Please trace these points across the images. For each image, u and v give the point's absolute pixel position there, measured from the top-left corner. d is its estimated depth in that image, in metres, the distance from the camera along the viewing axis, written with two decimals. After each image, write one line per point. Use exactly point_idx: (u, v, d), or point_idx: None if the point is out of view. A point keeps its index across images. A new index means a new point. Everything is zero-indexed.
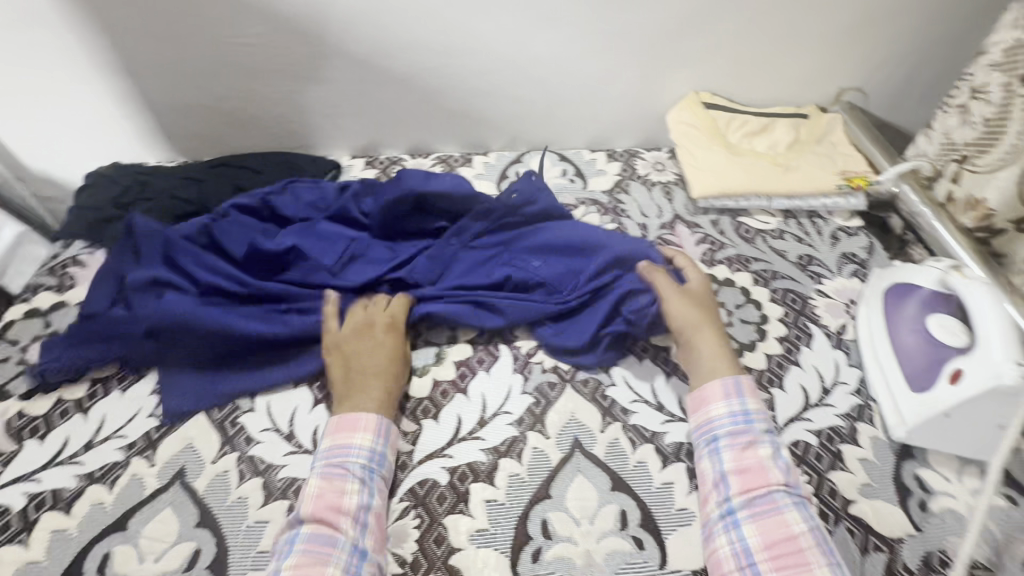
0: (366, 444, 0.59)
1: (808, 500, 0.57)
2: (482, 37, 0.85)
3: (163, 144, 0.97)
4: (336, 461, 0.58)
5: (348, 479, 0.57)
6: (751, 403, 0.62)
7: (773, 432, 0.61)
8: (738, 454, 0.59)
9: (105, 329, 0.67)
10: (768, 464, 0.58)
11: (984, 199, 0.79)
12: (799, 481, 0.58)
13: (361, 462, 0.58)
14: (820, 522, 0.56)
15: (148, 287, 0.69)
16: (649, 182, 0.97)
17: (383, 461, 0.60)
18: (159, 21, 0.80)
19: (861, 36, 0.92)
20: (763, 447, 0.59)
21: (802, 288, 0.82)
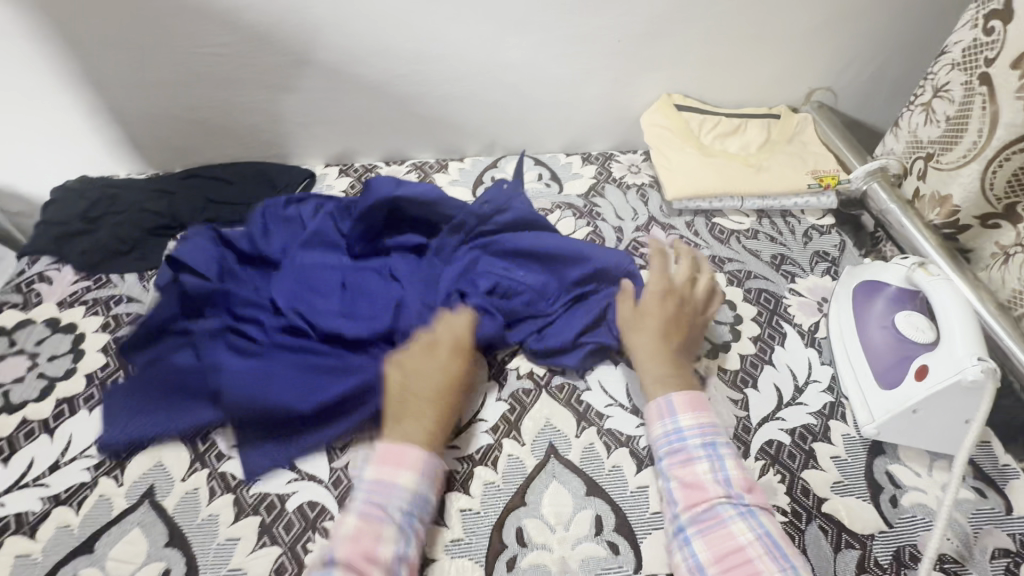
0: (410, 485, 0.56)
1: (759, 508, 0.56)
2: (451, 44, 0.85)
3: (133, 156, 0.96)
4: (377, 501, 0.54)
5: (387, 523, 0.53)
6: (686, 418, 0.61)
7: (715, 442, 0.60)
8: (679, 471, 0.59)
9: (170, 380, 0.65)
10: (708, 478, 0.57)
11: (949, 196, 0.80)
12: (746, 488, 0.57)
13: (402, 505, 0.55)
14: (774, 529, 0.54)
15: (217, 333, 0.68)
16: (624, 185, 0.97)
17: (424, 506, 0.56)
18: (121, 32, 0.79)
19: (828, 36, 0.93)
20: (703, 461, 0.59)
21: (776, 287, 0.83)
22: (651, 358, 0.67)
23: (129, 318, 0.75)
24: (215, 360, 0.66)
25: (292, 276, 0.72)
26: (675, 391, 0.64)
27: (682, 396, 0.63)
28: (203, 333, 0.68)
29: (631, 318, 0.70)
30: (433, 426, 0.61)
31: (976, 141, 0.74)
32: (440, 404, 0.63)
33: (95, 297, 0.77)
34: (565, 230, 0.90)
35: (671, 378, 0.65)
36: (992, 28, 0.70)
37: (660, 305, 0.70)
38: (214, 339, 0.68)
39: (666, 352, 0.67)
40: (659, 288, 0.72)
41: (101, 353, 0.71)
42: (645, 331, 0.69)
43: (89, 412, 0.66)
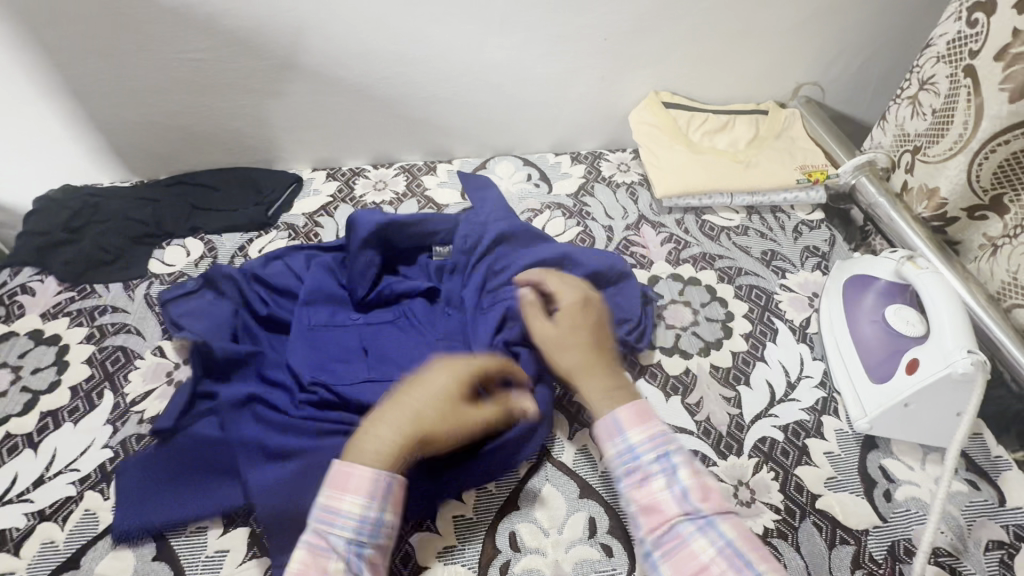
0: (356, 511, 0.50)
1: (724, 515, 0.51)
2: (436, 46, 0.84)
3: (116, 164, 0.95)
4: (323, 531, 0.49)
5: (333, 557, 0.48)
6: (635, 434, 0.55)
7: (668, 453, 0.54)
8: (636, 493, 0.53)
9: (200, 458, 0.60)
10: (665, 496, 0.52)
11: (937, 189, 0.80)
12: (704, 496, 0.52)
13: (348, 535, 0.49)
14: (741, 536, 0.50)
15: (243, 404, 0.62)
16: (614, 183, 0.97)
17: (377, 531, 0.51)
18: (99, 39, 0.77)
19: (814, 31, 0.93)
20: (659, 477, 0.53)
21: (767, 283, 0.83)
22: (586, 375, 0.61)
23: (114, 328, 0.74)
24: (250, 435, 0.60)
25: (310, 340, 0.69)
26: (620, 404, 0.58)
27: (629, 408, 0.57)
28: (228, 403, 0.62)
29: (555, 335, 0.63)
30: (402, 443, 0.54)
31: (961, 134, 0.74)
32: (424, 421, 0.55)
33: (79, 308, 0.76)
34: (555, 231, 0.89)
35: (611, 392, 0.59)
36: (975, 20, 0.70)
37: (579, 316, 0.64)
38: (241, 410, 0.62)
39: (597, 365, 0.61)
40: (575, 297, 0.66)
41: (86, 365, 0.70)
42: (569, 349, 0.62)
43: (75, 425, 0.65)
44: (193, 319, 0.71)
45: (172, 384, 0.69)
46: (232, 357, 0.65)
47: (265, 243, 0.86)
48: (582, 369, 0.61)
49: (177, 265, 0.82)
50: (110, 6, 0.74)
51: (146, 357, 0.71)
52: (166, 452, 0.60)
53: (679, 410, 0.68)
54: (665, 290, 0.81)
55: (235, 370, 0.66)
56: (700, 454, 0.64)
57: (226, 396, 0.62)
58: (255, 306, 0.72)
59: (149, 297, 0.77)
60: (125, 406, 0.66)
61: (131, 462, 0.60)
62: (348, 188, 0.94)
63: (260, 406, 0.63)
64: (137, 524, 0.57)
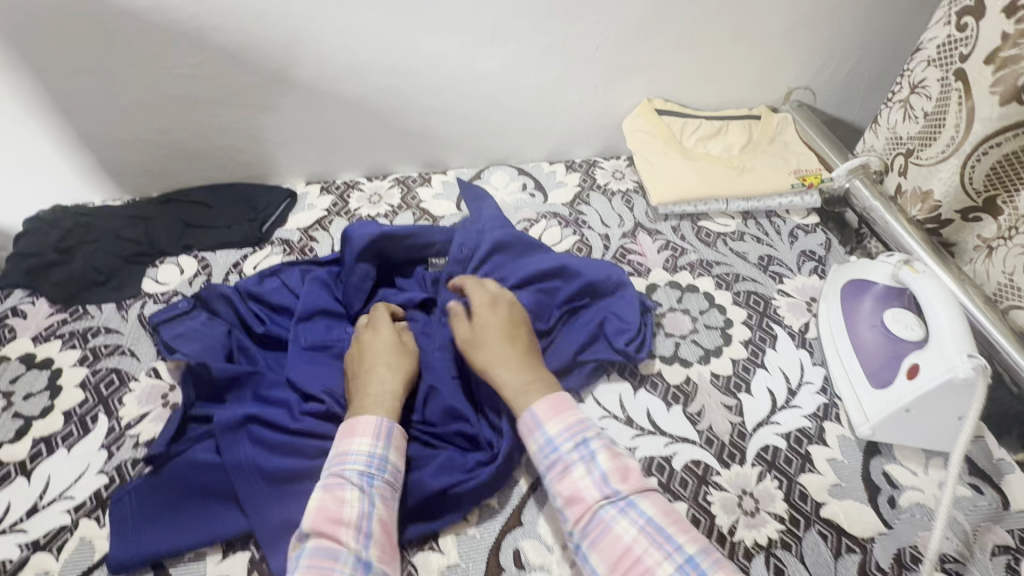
0: (365, 448, 0.57)
1: (641, 493, 0.54)
2: (428, 57, 0.84)
3: (108, 182, 0.94)
4: (337, 470, 0.55)
5: (348, 488, 0.54)
6: (553, 426, 0.58)
7: (586, 440, 0.57)
8: (560, 485, 0.55)
9: (194, 485, 0.59)
10: (585, 483, 0.54)
11: (931, 192, 0.80)
12: (622, 478, 0.54)
13: (359, 468, 0.55)
14: (660, 511, 0.53)
15: (237, 426, 0.60)
16: (609, 191, 0.97)
17: (385, 465, 0.57)
18: (88, 57, 0.77)
19: (804, 36, 0.94)
20: (578, 465, 0.55)
21: (764, 289, 0.83)
22: (503, 373, 0.62)
23: (107, 350, 0.73)
24: (247, 458, 0.59)
25: (307, 357, 0.68)
26: (536, 399, 0.60)
27: (543, 403, 0.59)
28: (223, 427, 0.60)
29: (471, 337, 0.66)
30: (392, 381, 0.63)
31: (954, 136, 0.75)
32: (398, 359, 0.65)
33: (71, 330, 0.75)
34: (551, 240, 0.89)
35: (525, 386, 0.61)
36: (964, 25, 0.71)
37: (492, 314, 0.67)
38: (238, 433, 0.61)
39: (514, 363, 0.63)
40: (487, 299, 0.68)
41: (79, 389, 0.69)
42: (483, 347, 0.64)
43: (68, 451, 0.63)
44: (185, 341, 0.69)
45: (168, 406, 0.68)
46: (228, 380, 0.65)
47: (260, 260, 0.85)
48: (496, 367, 0.63)
49: (171, 284, 0.81)
50: (99, 23, 0.73)
51: (141, 379, 0.70)
52: (161, 479, 0.59)
53: (681, 420, 0.68)
54: (663, 298, 0.81)
55: (231, 390, 0.65)
56: (703, 464, 0.64)
57: (220, 419, 0.60)
58: (251, 325, 0.73)
59: (143, 317, 0.77)
60: (119, 430, 0.65)
61: (125, 491, 0.59)
62: (343, 201, 0.94)
63: (257, 426, 0.61)
64: (129, 555, 0.55)
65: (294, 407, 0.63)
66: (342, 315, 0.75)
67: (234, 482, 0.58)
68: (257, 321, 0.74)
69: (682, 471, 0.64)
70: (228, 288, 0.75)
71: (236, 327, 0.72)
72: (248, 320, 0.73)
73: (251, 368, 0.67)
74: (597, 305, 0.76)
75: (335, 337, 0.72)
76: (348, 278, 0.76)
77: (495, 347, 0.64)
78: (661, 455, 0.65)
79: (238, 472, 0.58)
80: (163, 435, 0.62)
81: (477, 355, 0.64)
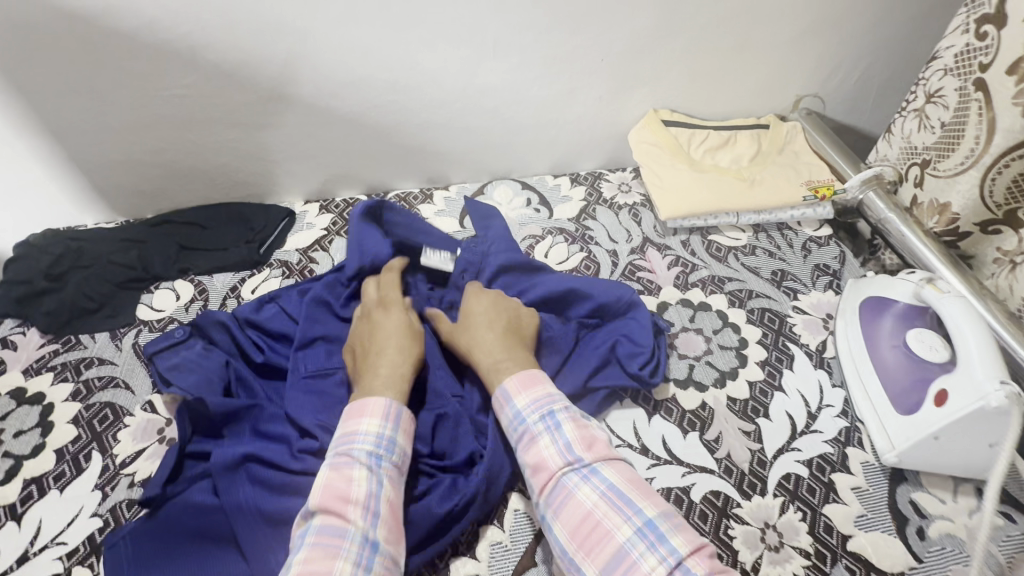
0: (374, 430, 0.55)
1: (605, 462, 0.53)
2: (428, 72, 0.81)
3: (101, 204, 0.91)
4: (344, 449, 0.54)
5: (356, 466, 0.52)
6: (521, 400, 0.58)
7: (552, 411, 0.56)
8: (527, 455, 0.55)
9: (192, 528, 0.56)
10: (550, 452, 0.54)
11: (948, 204, 0.78)
12: (586, 447, 0.54)
13: (367, 448, 0.54)
14: (625, 478, 0.51)
15: (235, 466, 0.58)
16: (616, 206, 0.95)
17: (393, 447, 0.55)
18: (76, 77, 0.74)
19: (814, 43, 0.91)
20: (545, 435, 0.55)
21: (779, 305, 0.80)
22: (481, 354, 0.64)
23: (100, 382, 0.70)
24: (247, 499, 0.56)
25: (307, 388, 0.66)
26: (508, 376, 0.61)
27: (513, 377, 0.60)
28: (220, 467, 0.57)
29: (459, 324, 0.68)
30: (402, 365, 0.62)
31: (973, 148, 0.73)
32: (406, 341, 0.65)
33: (63, 362, 0.72)
34: (558, 257, 0.87)
35: (499, 365, 0.62)
36: (984, 33, 0.69)
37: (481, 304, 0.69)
38: (236, 472, 0.58)
39: (492, 347, 0.64)
40: (480, 293, 0.71)
41: (72, 425, 0.66)
42: (475, 328, 0.66)
43: (60, 493, 0.61)
44: (181, 372, 0.66)
45: (165, 442, 0.65)
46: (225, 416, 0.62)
47: (259, 283, 0.82)
48: (483, 345, 0.64)
49: (166, 310, 0.78)
50: (87, 43, 0.71)
51: (136, 414, 0.67)
52: (156, 524, 0.56)
53: (699, 448, 0.65)
54: (675, 317, 0.79)
55: (230, 425, 0.63)
56: (723, 495, 0.62)
57: (217, 459, 0.58)
58: (250, 354, 0.70)
59: (137, 346, 0.74)
60: (114, 469, 0.63)
61: (120, 535, 0.55)
62: (343, 220, 0.91)
63: (256, 465, 0.59)
64: None
65: (294, 441, 0.61)
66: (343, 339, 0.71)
67: (234, 524, 0.56)
68: (256, 350, 0.71)
69: (701, 504, 0.61)
70: (225, 315, 0.72)
71: (234, 357, 0.70)
72: (245, 347, 0.70)
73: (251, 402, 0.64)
74: (608, 327, 0.73)
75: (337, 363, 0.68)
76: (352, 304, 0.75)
77: (488, 328, 0.66)
78: (679, 486, 0.62)
79: (239, 516, 0.56)
80: (157, 475, 0.59)
81: (467, 334, 0.66)
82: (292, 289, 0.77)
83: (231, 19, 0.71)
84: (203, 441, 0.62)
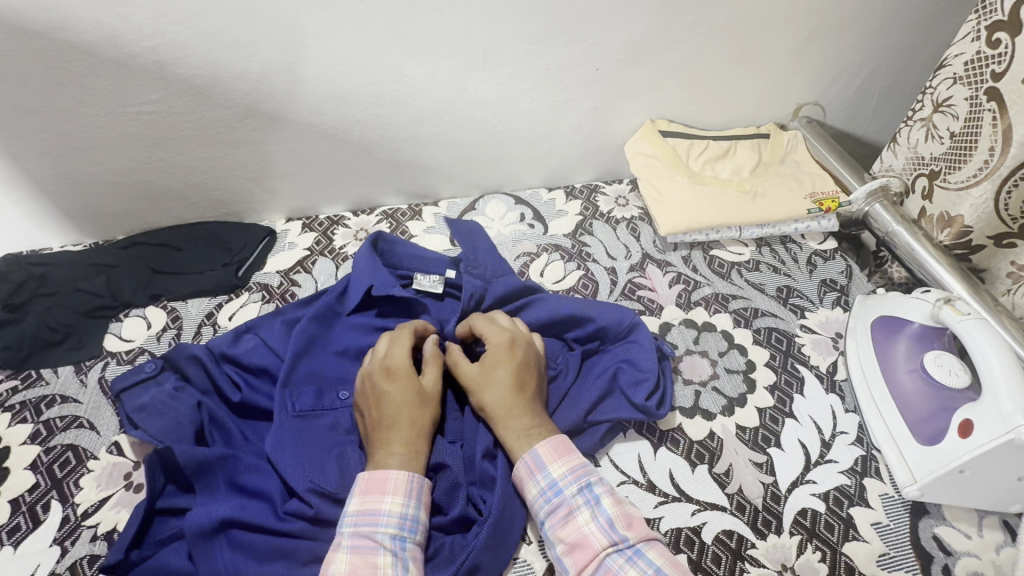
0: (397, 509, 0.53)
1: (646, 544, 0.52)
2: (415, 84, 0.77)
3: (67, 226, 0.86)
4: (366, 531, 0.51)
5: (381, 552, 0.50)
6: (556, 468, 0.56)
7: (590, 484, 0.55)
8: (563, 531, 0.53)
9: None
10: (591, 529, 0.53)
11: (959, 217, 0.75)
12: (628, 524, 0.53)
13: (392, 531, 0.52)
14: (665, 564, 0.51)
15: (210, 528, 0.52)
16: (613, 220, 0.91)
17: (416, 526, 0.53)
18: (35, 96, 0.69)
19: (816, 50, 0.88)
20: (583, 510, 0.54)
21: (786, 324, 0.76)
22: (504, 419, 0.59)
23: (62, 423, 0.65)
24: (228, 568, 0.51)
25: (296, 431, 0.60)
26: (535, 445, 0.57)
27: (543, 447, 0.57)
28: (195, 532, 0.52)
29: (477, 376, 0.61)
30: (415, 440, 0.58)
31: (987, 160, 0.69)
32: (415, 412, 0.59)
33: (22, 400, 0.67)
34: (554, 276, 0.83)
35: (525, 435, 0.58)
36: (997, 41, 0.66)
37: (502, 354, 0.61)
38: (213, 535, 0.52)
39: (514, 412, 0.59)
40: (500, 338, 0.63)
41: (29, 471, 0.61)
42: (492, 387, 0.60)
43: (14, 549, 0.56)
44: (150, 416, 0.61)
45: (132, 488, 0.60)
46: (200, 468, 0.56)
47: (236, 309, 0.77)
48: (503, 409, 0.59)
49: (137, 340, 0.73)
50: (44, 60, 0.66)
51: (100, 457, 0.62)
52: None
53: (709, 483, 0.61)
54: (679, 338, 0.75)
55: (201, 478, 0.56)
56: (736, 535, 0.58)
57: (193, 523, 0.52)
58: (227, 393, 0.65)
59: (104, 381, 0.69)
60: (75, 520, 0.57)
61: None
62: (327, 239, 0.87)
63: (240, 530, 0.54)
64: None
65: (276, 496, 0.57)
66: (330, 379, 0.67)
67: None
68: (229, 387, 0.66)
69: (714, 545, 0.57)
70: (201, 349, 0.67)
71: (209, 396, 0.65)
72: (222, 385, 0.65)
73: (224, 451, 0.58)
74: (609, 351, 0.69)
75: (327, 405, 0.64)
76: (345, 331, 0.71)
77: (506, 388, 0.60)
78: (690, 526, 0.58)
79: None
80: (120, 539, 0.54)
81: (484, 394, 0.60)
82: (273, 318, 0.71)
83: (200, 31, 0.66)
84: (177, 495, 0.57)
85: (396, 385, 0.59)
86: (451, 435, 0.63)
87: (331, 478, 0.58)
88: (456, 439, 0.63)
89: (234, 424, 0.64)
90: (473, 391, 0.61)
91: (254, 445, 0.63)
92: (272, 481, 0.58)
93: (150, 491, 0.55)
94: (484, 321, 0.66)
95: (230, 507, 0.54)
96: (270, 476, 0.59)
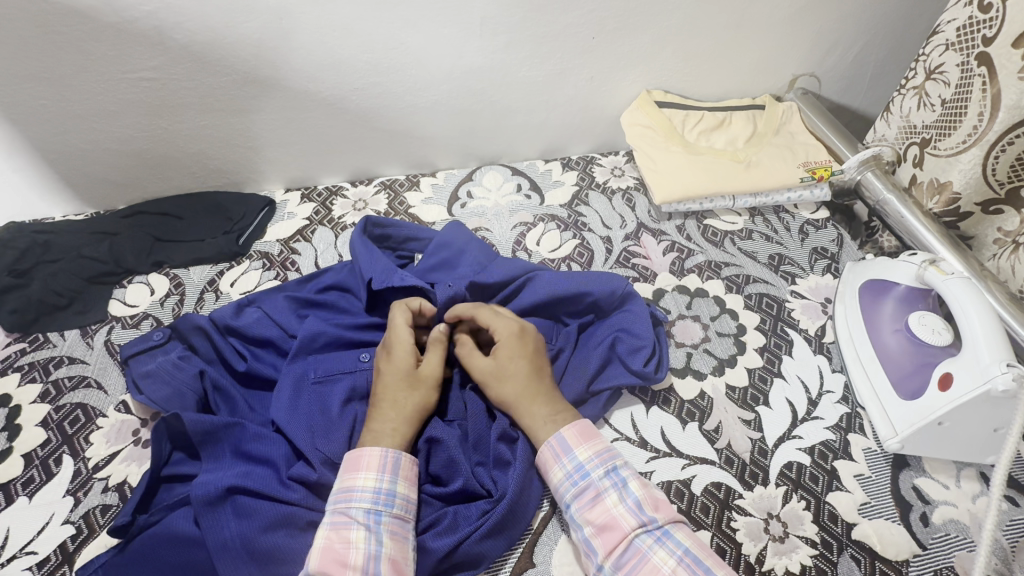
0: (370, 484, 0.54)
1: (676, 525, 0.53)
2: (412, 52, 0.77)
3: (69, 196, 0.87)
4: (342, 508, 0.53)
5: (355, 527, 0.52)
6: (583, 452, 0.57)
7: (615, 467, 0.57)
8: (592, 513, 0.54)
9: (165, 558, 0.52)
10: (619, 511, 0.53)
11: (949, 183, 0.76)
12: (656, 506, 0.54)
13: (365, 506, 0.53)
14: (693, 542, 0.52)
15: (212, 491, 0.53)
16: (609, 190, 0.92)
17: (391, 499, 0.54)
18: (33, 61, 0.69)
19: (814, 18, 0.87)
20: (610, 493, 0.55)
21: (777, 290, 0.78)
22: (523, 407, 0.60)
23: (71, 383, 0.67)
24: (233, 536, 0.52)
25: (304, 400, 0.61)
26: (560, 429, 0.59)
27: (571, 428, 0.58)
28: (202, 500, 0.53)
29: (494, 370, 0.61)
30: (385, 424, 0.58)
31: (976, 126, 0.71)
32: (387, 397, 0.59)
33: (31, 361, 0.69)
34: (550, 245, 0.84)
35: (549, 419, 0.59)
36: (988, 6, 0.66)
37: (518, 345, 0.62)
38: (214, 492, 0.53)
39: (533, 400, 0.60)
40: (511, 329, 0.63)
41: (41, 428, 0.63)
42: (509, 379, 0.61)
43: (29, 499, 0.58)
44: (154, 383, 0.63)
45: (140, 444, 0.62)
46: (207, 435, 0.58)
47: (238, 275, 0.79)
48: (522, 399, 0.60)
49: (141, 306, 0.75)
50: (42, 25, 0.66)
51: (109, 415, 0.64)
52: (129, 556, 0.52)
53: (698, 438, 0.64)
54: (671, 304, 0.77)
55: (208, 446, 0.58)
56: (724, 486, 0.60)
57: (199, 492, 0.53)
58: (233, 363, 0.66)
59: (110, 344, 0.71)
60: (86, 473, 0.60)
61: (92, 568, 0.52)
62: (326, 208, 0.88)
63: (244, 496, 0.54)
64: None
65: (279, 461, 0.58)
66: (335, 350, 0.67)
67: (216, 563, 0.51)
68: (234, 359, 0.67)
69: (703, 496, 0.59)
70: (204, 319, 0.68)
71: (212, 366, 0.66)
72: (226, 357, 0.66)
73: (230, 419, 0.59)
74: (605, 322, 0.70)
75: (345, 368, 0.65)
76: (353, 311, 0.72)
77: (526, 377, 0.61)
78: (680, 479, 0.60)
79: (222, 556, 0.51)
80: (130, 502, 0.56)
81: (500, 385, 0.61)
82: (275, 293, 0.73)
83: None
84: (183, 462, 0.59)
85: (384, 365, 0.61)
86: (453, 414, 0.63)
87: (329, 440, 0.59)
88: (455, 417, 0.63)
89: (241, 396, 0.65)
90: (491, 383, 0.61)
91: (259, 411, 0.64)
92: (277, 448, 0.59)
93: (155, 456, 0.57)
94: (486, 309, 0.65)
95: (235, 475, 0.55)
96: (271, 442, 0.59)
